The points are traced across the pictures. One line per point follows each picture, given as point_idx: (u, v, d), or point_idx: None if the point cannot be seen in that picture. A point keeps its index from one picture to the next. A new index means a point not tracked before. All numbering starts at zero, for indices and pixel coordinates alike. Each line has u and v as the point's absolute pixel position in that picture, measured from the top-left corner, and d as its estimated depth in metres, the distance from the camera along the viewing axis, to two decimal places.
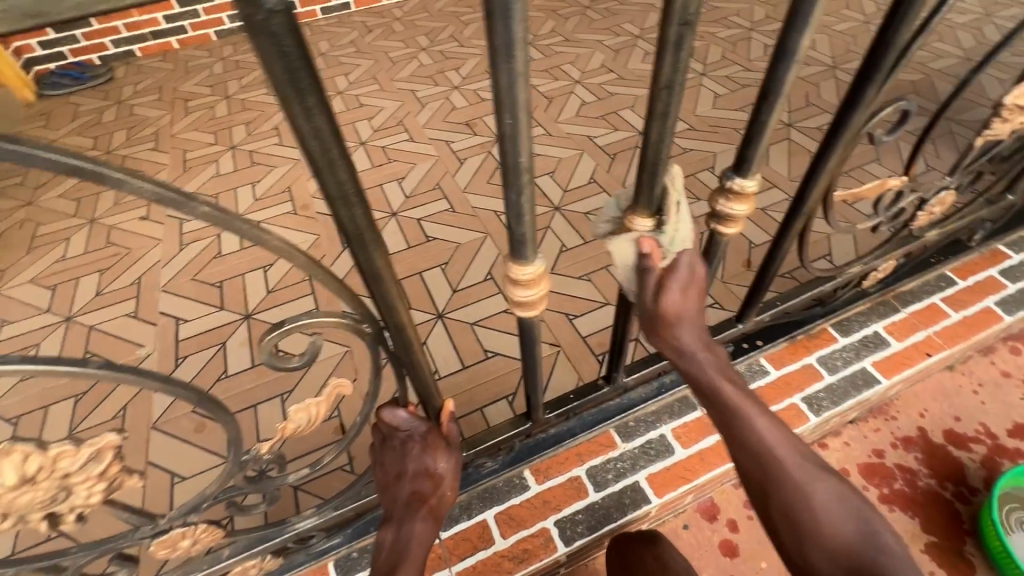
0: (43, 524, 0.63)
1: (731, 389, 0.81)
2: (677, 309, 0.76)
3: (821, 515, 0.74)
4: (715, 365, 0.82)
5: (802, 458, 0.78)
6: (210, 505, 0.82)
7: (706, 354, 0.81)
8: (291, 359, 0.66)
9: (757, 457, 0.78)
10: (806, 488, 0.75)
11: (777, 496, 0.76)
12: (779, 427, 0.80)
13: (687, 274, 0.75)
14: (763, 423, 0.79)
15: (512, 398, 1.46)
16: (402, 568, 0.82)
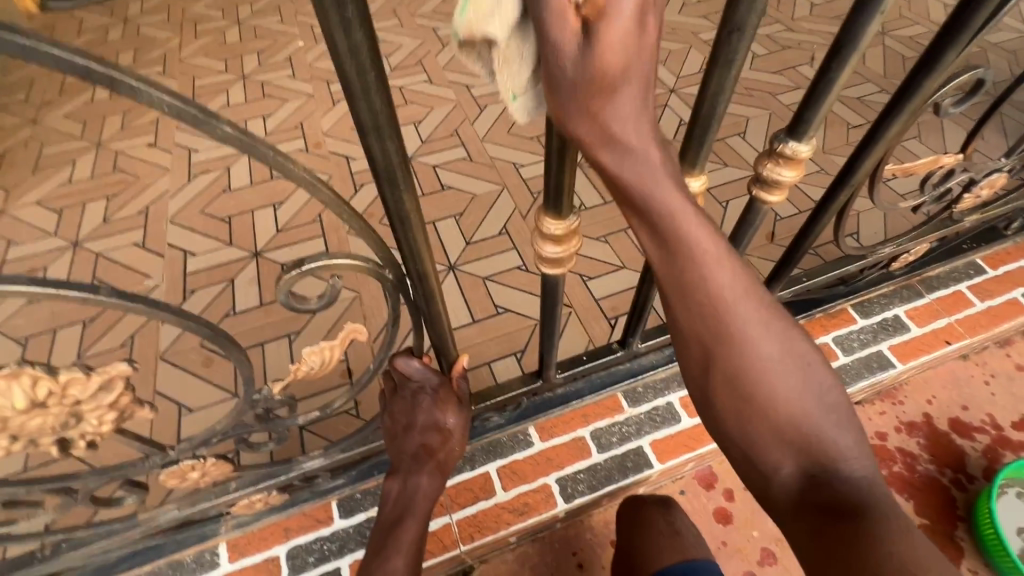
0: (54, 447, 0.62)
1: (689, 217, 0.53)
2: (616, 62, 0.43)
3: (780, 391, 0.56)
4: (668, 171, 0.51)
5: (760, 313, 0.57)
6: (220, 440, 0.82)
7: (656, 149, 0.50)
8: (309, 302, 0.63)
9: (707, 318, 0.56)
10: (760, 361, 0.56)
11: (728, 365, 0.57)
12: (738, 272, 0.56)
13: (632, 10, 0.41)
14: (722, 274, 0.55)
15: (520, 354, 1.45)
16: (407, 522, 0.82)
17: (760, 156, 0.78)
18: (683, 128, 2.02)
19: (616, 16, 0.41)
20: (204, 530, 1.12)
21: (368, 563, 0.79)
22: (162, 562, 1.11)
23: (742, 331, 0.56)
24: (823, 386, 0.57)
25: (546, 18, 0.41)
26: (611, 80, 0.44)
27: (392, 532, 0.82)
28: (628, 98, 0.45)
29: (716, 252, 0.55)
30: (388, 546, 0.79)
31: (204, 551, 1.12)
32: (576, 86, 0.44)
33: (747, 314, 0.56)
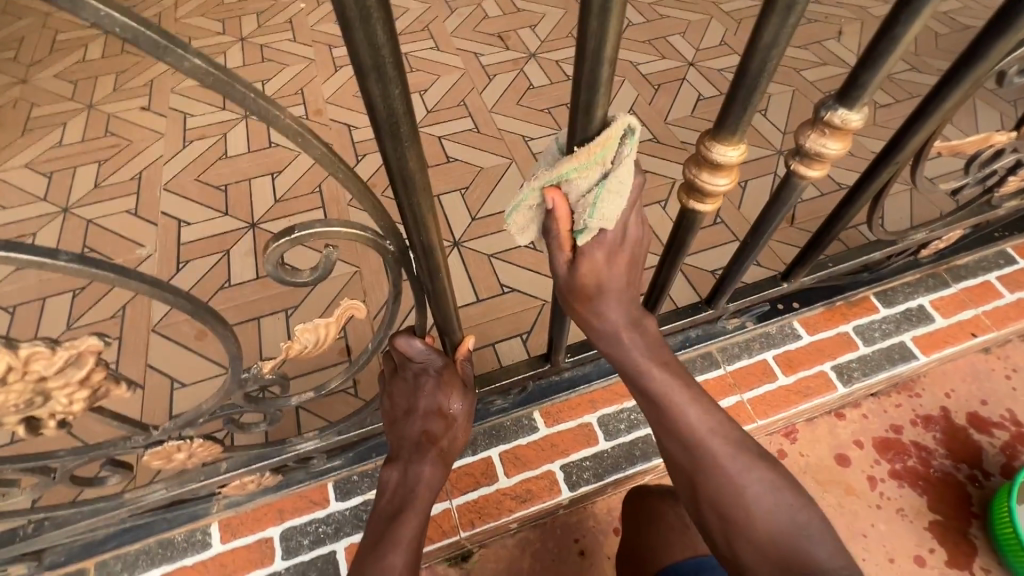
0: (21, 427, 0.57)
1: (661, 378, 0.77)
2: (602, 284, 0.69)
3: (754, 511, 0.72)
4: (642, 347, 0.77)
5: (730, 446, 0.76)
6: (207, 420, 0.77)
7: (630, 335, 0.76)
8: (301, 273, 0.56)
9: (687, 455, 0.76)
10: (739, 485, 0.73)
11: (712, 493, 0.74)
12: (709, 413, 0.77)
13: (612, 240, 0.65)
14: (694, 415, 0.76)
15: (526, 336, 1.40)
16: (407, 513, 0.76)
17: (801, 126, 0.70)
18: (702, 103, 1.92)
19: (603, 245, 0.65)
20: (196, 509, 1.09)
21: (364, 557, 0.73)
22: (152, 540, 1.08)
23: (718, 460, 0.75)
24: (789, 501, 0.73)
25: (556, 245, 0.66)
26: (590, 293, 0.70)
27: (391, 524, 0.76)
28: (605, 304, 0.72)
29: (690, 404, 0.77)
30: (386, 539, 0.73)
31: (196, 530, 1.09)
32: (571, 295, 0.71)
33: (719, 444, 0.76)
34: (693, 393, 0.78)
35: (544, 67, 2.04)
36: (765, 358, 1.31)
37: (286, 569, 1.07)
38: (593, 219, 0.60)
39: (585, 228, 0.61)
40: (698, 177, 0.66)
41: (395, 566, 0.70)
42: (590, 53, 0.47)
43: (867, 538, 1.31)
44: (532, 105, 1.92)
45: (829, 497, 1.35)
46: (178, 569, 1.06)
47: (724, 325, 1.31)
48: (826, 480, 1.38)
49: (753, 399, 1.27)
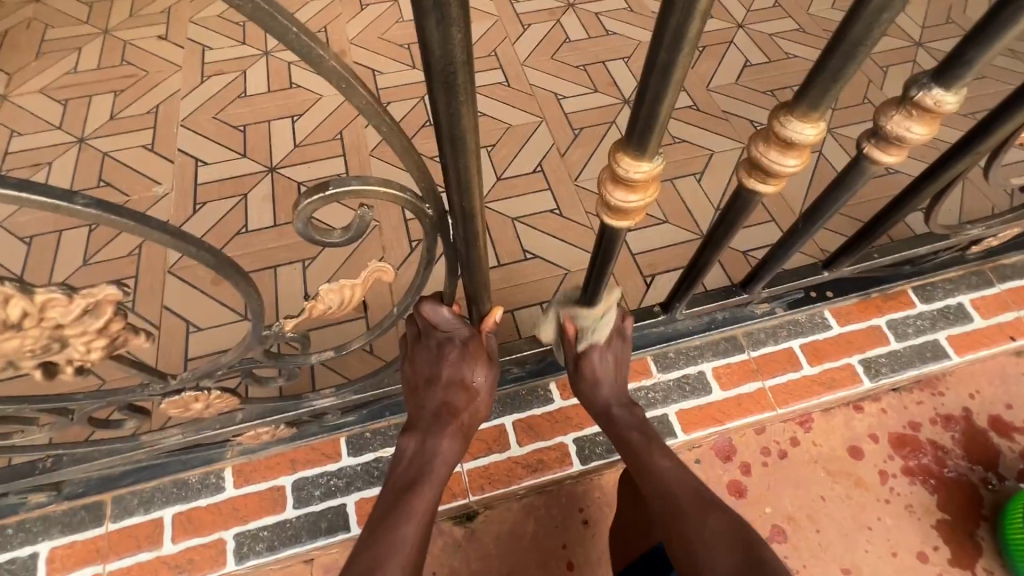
0: (37, 372, 0.55)
1: (640, 440, 0.97)
2: (598, 373, 0.99)
3: (711, 548, 0.79)
4: (629, 419, 1.00)
5: (693, 492, 0.88)
6: (226, 373, 0.75)
7: (621, 411, 1.00)
8: (332, 233, 0.52)
9: (660, 500, 0.89)
10: (698, 524, 0.83)
11: (678, 534, 0.83)
12: (678, 467, 0.92)
13: (603, 348, 0.98)
14: (664, 466, 0.93)
15: (546, 305, 1.36)
16: (421, 487, 0.75)
17: (884, 105, 0.63)
18: (748, 70, 1.80)
19: (596, 350, 0.98)
20: (210, 454, 1.10)
21: (375, 527, 0.72)
22: (168, 479, 1.10)
23: (682, 504, 0.86)
24: (743, 537, 0.80)
25: (567, 352, 1.02)
26: (591, 378, 1.00)
27: (404, 497, 0.74)
28: (602, 384, 0.99)
29: (663, 461, 0.94)
30: (399, 510, 0.73)
31: (210, 473, 1.11)
32: (576, 376, 1.01)
33: (686, 490, 0.88)
34: (665, 452, 0.95)
35: (582, 20, 1.91)
36: (791, 346, 1.27)
37: (296, 517, 1.09)
38: (594, 333, 0.98)
39: (582, 341, 0.98)
40: (765, 156, 0.60)
41: (408, 539, 0.69)
42: (646, 111, 0.49)
43: (871, 530, 1.29)
44: (567, 60, 1.81)
45: (837, 489, 1.32)
46: (192, 509, 1.09)
47: (753, 309, 1.26)
48: (836, 471, 1.34)
49: (774, 387, 1.24)
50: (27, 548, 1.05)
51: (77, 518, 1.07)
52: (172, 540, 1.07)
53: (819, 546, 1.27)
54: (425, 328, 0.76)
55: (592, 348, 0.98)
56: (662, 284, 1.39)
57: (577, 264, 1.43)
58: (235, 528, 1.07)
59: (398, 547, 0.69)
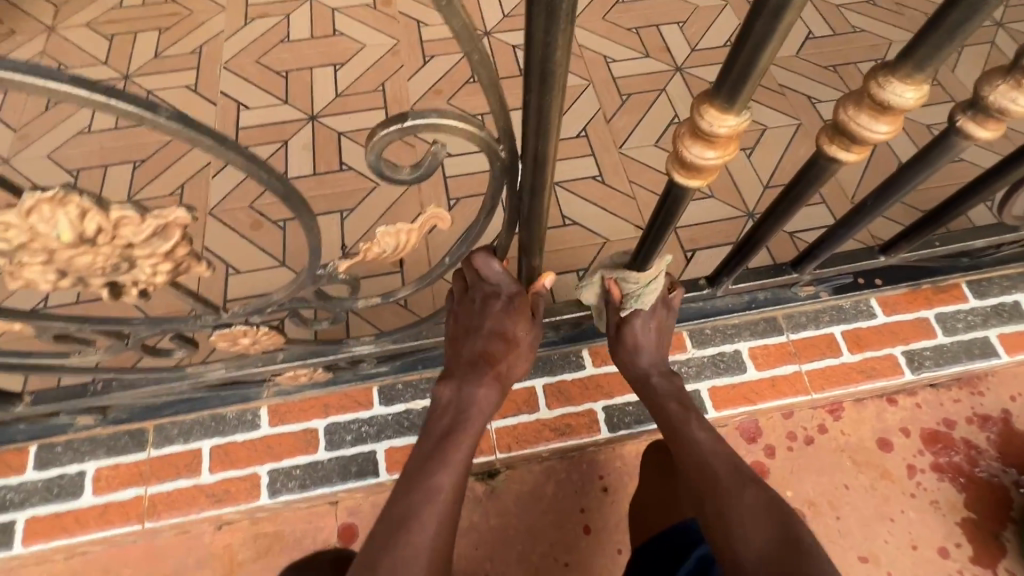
0: (103, 291, 0.55)
1: (678, 409, 0.96)
2: (640, 340, 0.98)
3: (747, 522, 0.78)
4: (668, 389, 0.99)
5: (731, 465, 0.86)
6: (275, 311, 0.76)
7: (660, 380, 0.99)
8: (402, 170, 0.50)
9: (693, 466, 0.88)
10: (734, 495, 0.81)
11: (710, 501, 0.82)
12: (715, 439, 0.91)
13: (651, 315, 0.98)
14: (700, 436, 0.92)
15: (582, 273, 1.34)
16: (458, 438, 0.76)
17: (986, 74, 0.59)
18: (810, 43, 1.70)
19: (641, 315, 0.97)
20: (248, 392, 1.14)
21: (411, 476, 0.72)
22: (207, 413, 1.14)
23: (719, 474, 0.85)
24: (778, 514, 0.78)
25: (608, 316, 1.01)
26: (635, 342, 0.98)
27: (441, 447, 0.75)
28: (642, 350, 0.98)
29: (703, 433, 0.92)
30: (437, 458, 0.74)
31: (247, 411, 1.14)
32: (617, 341, 0.99)
33: (721, 463, 0.87)
34: (702, 424, 0.94)
35: None
36: (833, 332, 1.24)
37: (328, 459, 1.12)
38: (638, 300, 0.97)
39: (627, 306, 0.98)
40: (852, 121, 0.56)
41: (443, 488, 0.70)
42: (746, 56, 0.46)
43: (892, 522, 1.28)
44: (619, 22, 1.73)
45: (862, 478, 1.31)
46: (228, 442, 1.13)
47: (797, 291, 1.23)
48: (862, 461, 1.32)
49: (811, 372, 1.21)
50: (75, 465, 1.11)
51: (121, 442, 1.13)
52: (209, 470, 1.11)
53: (838, 533, 1.27)
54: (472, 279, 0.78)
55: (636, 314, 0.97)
56: (702, 260, 1.35)
57: (616, 234, 1.40)
58: (269, 464, 1.11)
59: (433, 498, 0.69)
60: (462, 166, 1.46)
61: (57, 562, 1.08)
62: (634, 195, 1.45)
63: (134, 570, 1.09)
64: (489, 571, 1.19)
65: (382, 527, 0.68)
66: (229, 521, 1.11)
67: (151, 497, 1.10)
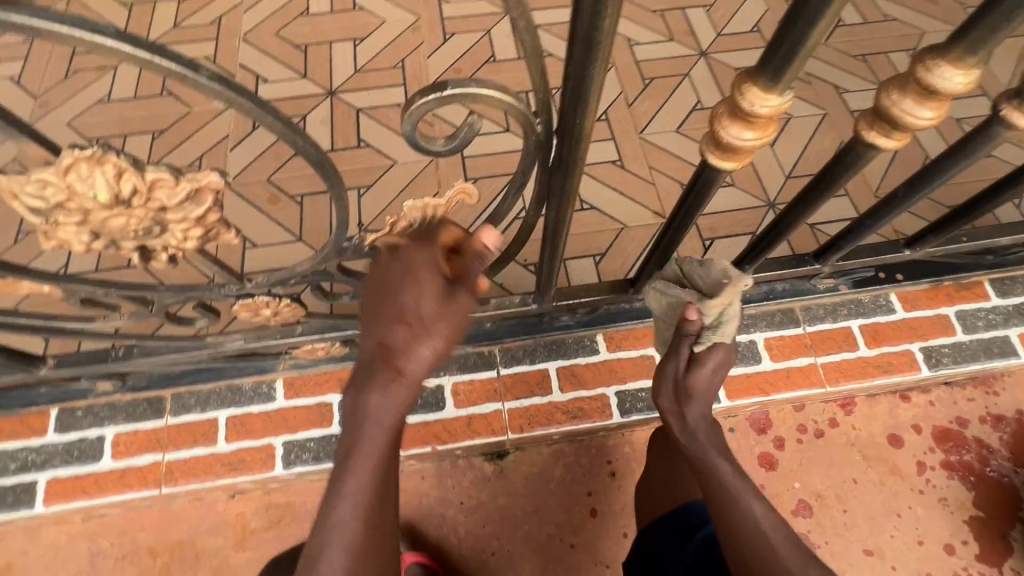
0: (134, 254, 0.56)
1: (726, 470, 0.89)
2: (700, 390, 0.94)
3: None
4: (714, 443, 0.93)
5: (785, 538, 0.81)
6: (298, 283, 0.76)
7: (709, 441, 0.93)
8: (436, 141, 0.50)
9: (747, 541, 0.80)
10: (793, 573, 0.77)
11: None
12: (769, 509, 0.84)
13: (717, 358, 0.93)
14: (751, 502, 0.85)
15: (599, 258, 1.33)
16: (357, 457, 0.67)
17: None
18: (840, 31, 1.66)
19: (711, 356, 0.92)
20: (264, 364, 1.15)
21: (322, 503, 0.67)
22: (224, 384, 1.16)
23: (776, 549, 0.79)
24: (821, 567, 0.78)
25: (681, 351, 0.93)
26: (691, 391, 0.94)
27: (343, 468, 0.67)
28: (693, 404, 0.95)
29: (755, 500, 0.85)
30: (337, 484, 0.66)
31: (263, 382, 1.16)
32: (677, 392, 0.95)
33: (777, 537, 0.81)
34: (751, 489, 0.87)
35: None
36: (850, 326, 1.23)
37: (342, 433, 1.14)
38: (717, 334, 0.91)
39: (705, 344, 0.92)
40: (895, 105, 0.55)
41: (343, 522, 0.64)
42: (795, 32, 0.44)
43: (899, 518, 1.27)
44: (644, 3, 1.69)
45: (871, 473, 1.31)
46: (245, 413, 1.15)
47: (816, 284, 1.22)
48: (872, 456, 1.32)
49: (826, 364, 1.21)
50: (95, 429, 1.14)
51: (140, 409, 1.15)
52: (226, 440, 1.14)
53: (844, 526, 1.27)
54: (381, 262, 0.69)
55: (701, 362, 0.93)
56: (720, 248, 1.34)
57: (635, 220, 1.38)
58: (284, 437, 1.14)
59: (338, 529, 0.64)
60: (481, 147, 1.46)
61: (76, 523, 1.11)
62: (654, 181, 1.44)
63: (151, 533, 1.11)
64: (496, 549, 1.21)
65: (303, 560, 0.66)
66: (242, 491, 1.13)
67: (169, 463, 1.12)
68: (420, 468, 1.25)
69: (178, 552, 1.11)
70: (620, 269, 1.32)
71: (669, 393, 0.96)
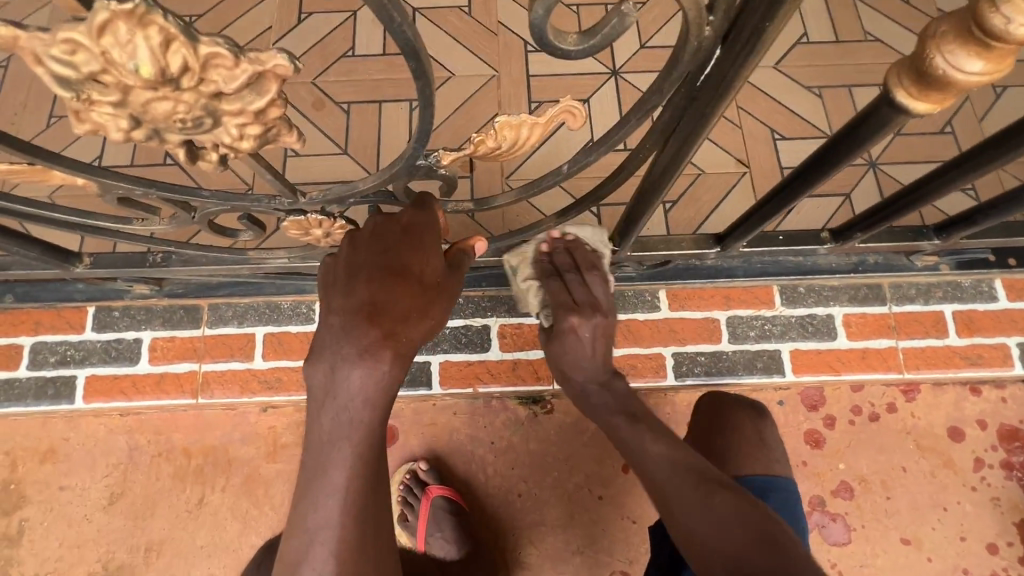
0: (180, 151, 0.47)
1: (628, 426, 0.82)
2: (387, 246, 0.60)
3: (714, 533, 0.66)
4: (613, 404, 0.86)
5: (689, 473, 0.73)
6: (357, 203, 0.67)
7: (617, 413, 0.85)
8: (568, 39, 0.38)
9: (653, 482, 0.75)
10: (697, 502, 0.69)
11: (675, 513, 0.71)
12: (674, 448, 0.76)
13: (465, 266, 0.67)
14: (652, 444, 0.78)
15: (669, 207, 1.20)
16: (339, 444, 0.55)
17: None
18: None
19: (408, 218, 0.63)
20: (303, 284, 1.10)
21: (297, 503, 0.55)
22: (262, 300, 1.13)
23: (680, 487, 0.71)
24: (752, 512, 0.67)
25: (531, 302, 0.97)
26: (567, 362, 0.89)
27: (321, 458, 0.55)
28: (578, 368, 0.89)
29: (659, 444, 0.77)
30: (316, 477, 0.55)
31: (302, 303, 1.13)
32: (353, 270, 0.60)
33: (681, 474, 0.73)
34: (658, 433, 0.79)
35: None
36: (941, 310, 1.14)
37: None
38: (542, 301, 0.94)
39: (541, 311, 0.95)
40: None
41: (330, 520, 0.54)
42: None
43: (945, 511, 1.10)
44: None
45: (922, 463, 1.12)
46: (283, 332, 1.13)
47: (913, 261, 1.12)
48: (927, 447, 1.12)
49: (907, 350, 1.13)
50: (132, 332, 1.12)
51: (177, 316, 1.13)
52: (263, 357, 1.12)
53: (884, 512, 1.10)
54: (376, 224, 0.63)
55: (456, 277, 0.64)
56: (809, 209, 1.19)
57: (713, 166, 1.23)
58: None
59: (324, 529, 0.54)
60: (547, 67, 1.30)
61: (114, 419, 1.11)
62: (739, 123, 1.27)
63: (185, 436, 1.11)
64: (522, 491, 1.20)
65: (279, 569, 0.55)
66: (274, 405, 1.12)
67: (205, 373, 1.11)
68: (453, 404, 1.22)
69: (210, 456, 1.11)
70: (691, 220, 1.19)
71: (353, 272, 0.60)
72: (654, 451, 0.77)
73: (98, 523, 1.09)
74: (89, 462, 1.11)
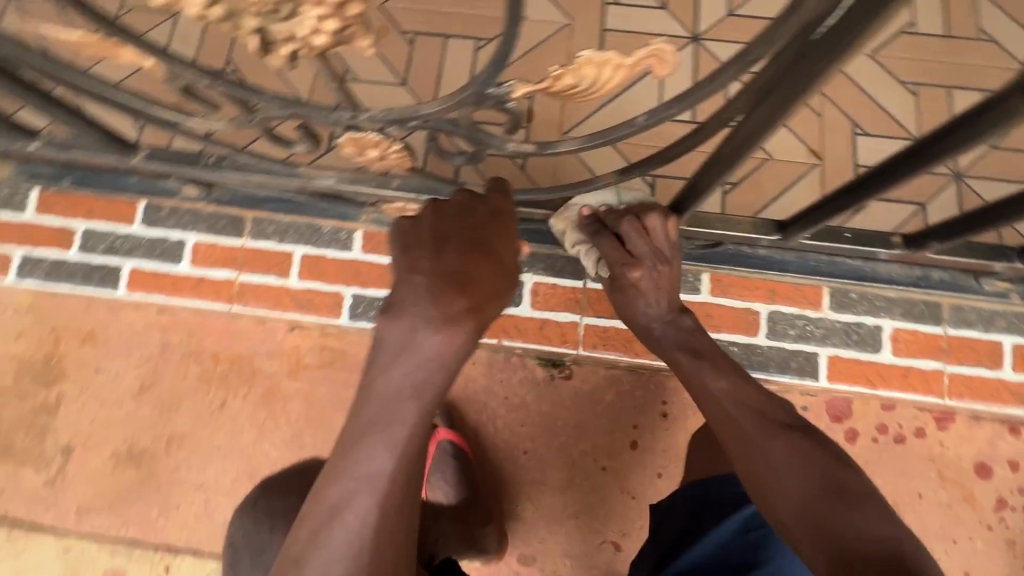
0: (251, 41, 0.45)
1: (687, 360, 0.82)
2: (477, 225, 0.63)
3: (777, 471, 0.67)
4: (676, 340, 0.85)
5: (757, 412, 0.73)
6: (415, 128, 0.64)
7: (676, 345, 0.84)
8: None
9: (715, 414, 0.76)
10: (760, 439, 0.70)
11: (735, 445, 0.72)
12: (740, 385, 0.77)
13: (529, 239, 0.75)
14: (713, 377, 0.78)
15: (728, 188, 1.15)
16: (405, 401, 0.55)
17: None
18: None
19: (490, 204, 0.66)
20: (346, 211, 1.11)
21: (345, 451, 0.54)
22: (305, 221, 1.14)
23: (742, 421, 0.73)
24: (820, 459, 0.68)
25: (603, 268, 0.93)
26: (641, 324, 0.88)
27: (382, 411, 0.55)
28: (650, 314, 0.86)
29: (723, 380, 0.78)
30: (371, 430, 0.54)
31: (342, 230, 1.14)
32: (441, 239, 0.61)
33: (742, 410, 0.74)
34: (718, 369, 0.79)
35: None
36: (999, 342, 1.08)
37: None
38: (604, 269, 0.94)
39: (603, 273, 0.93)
40: None
41: (381, 473, 0.53)
42: None
43: (953, 545, 1.07)
44: None
45: (941, 494, 1.08)
46: (320, 255, 1.14)
47: (981, 284, 1.06)
48: (950, 478, 1.08)
49: (953, 375, 1.08)
50: (178, 233, 1.15)
51: (221, 223, 1.15)
52: (299, 277, 1.14)
53: None
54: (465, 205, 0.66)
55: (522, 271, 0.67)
56: (877, 213, 1.12)
57: (783, 153, 1.16)
58: (355, 288, 1.13)
59: (373, 480, 0.53)
60: (624, 22, 1.23)
61: (153, 313, 1.15)
62: (820, 111, 1.18)
63: (215, 341, 1.15)
64: (527, 449, 1.21)
65: (309, 514, 0.53)
66: (303, 324, 1.14)
67: (241, 284, 1.14)
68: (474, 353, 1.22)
69: (236, 364, 1.15)
70: (749, 206, 1.14)
71: (441, 240, 0.61)
72: (715, 385, 0.78)
73: (128, 409, 1.15)
74: (124, 351, 1.16)
